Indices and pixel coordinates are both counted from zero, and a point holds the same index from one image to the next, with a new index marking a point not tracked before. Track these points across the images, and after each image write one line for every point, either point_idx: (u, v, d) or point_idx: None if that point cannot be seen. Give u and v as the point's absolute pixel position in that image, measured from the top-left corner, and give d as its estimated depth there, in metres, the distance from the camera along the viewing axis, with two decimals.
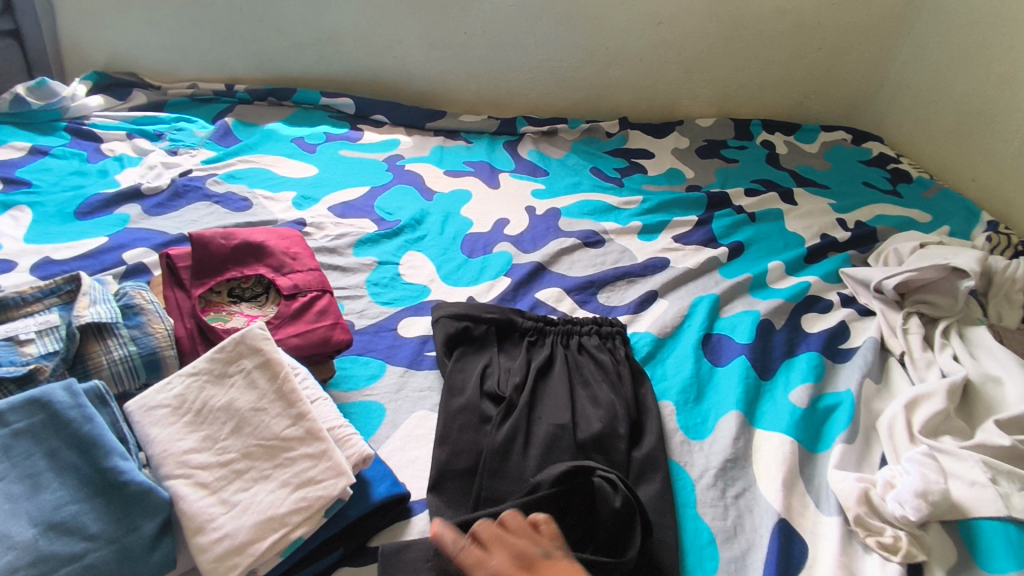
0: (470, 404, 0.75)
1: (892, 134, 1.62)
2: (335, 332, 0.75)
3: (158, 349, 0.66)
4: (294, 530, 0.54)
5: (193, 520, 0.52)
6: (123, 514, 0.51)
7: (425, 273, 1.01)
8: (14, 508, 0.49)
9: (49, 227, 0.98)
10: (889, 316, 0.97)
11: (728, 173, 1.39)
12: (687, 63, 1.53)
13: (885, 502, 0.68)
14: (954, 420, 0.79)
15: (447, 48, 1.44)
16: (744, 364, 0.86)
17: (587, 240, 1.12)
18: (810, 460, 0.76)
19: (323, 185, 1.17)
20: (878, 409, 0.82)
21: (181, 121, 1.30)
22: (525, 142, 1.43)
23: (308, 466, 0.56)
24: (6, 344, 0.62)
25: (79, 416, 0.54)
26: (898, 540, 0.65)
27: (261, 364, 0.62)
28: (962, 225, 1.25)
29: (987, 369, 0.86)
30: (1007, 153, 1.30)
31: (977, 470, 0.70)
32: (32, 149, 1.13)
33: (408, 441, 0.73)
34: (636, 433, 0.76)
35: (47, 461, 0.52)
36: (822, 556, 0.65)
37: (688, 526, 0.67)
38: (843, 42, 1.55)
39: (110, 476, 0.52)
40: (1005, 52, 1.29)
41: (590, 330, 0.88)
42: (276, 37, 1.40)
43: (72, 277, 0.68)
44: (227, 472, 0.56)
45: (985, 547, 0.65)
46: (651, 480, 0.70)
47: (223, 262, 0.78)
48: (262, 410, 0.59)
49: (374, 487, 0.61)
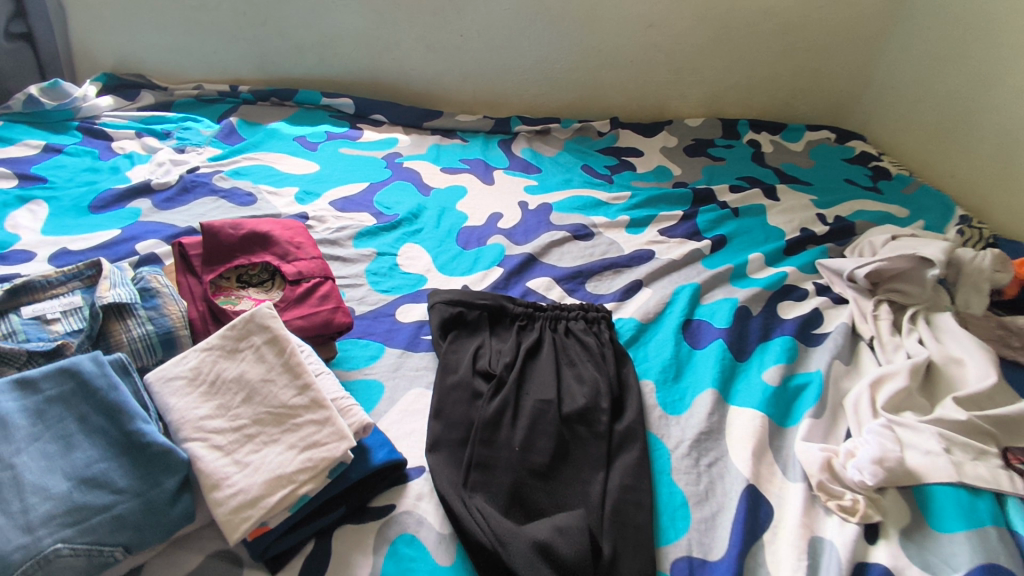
0: (463, 382, 0.81)
1: (875, 132, 1.67)
2: (337, 316, 0.81)
3: (174, 329, 0.71)
4: (301, 487, 0.59)
5: (210, 477, 0.58)
6: (147, 472, 0.57)
7: (422, 263, 1.06)
8: (50, 464, 0.55)
9: (65, 220, 1.03)
10: (861, 303, 1.02)
11: (714, 170, 1.44)
12: (676, 64, 1.58)
13: (846, 469, 0.74)
14: (916, 397, 0.84)
15: (444, 50, 1.49)
16: (721, 347, 0.91)
17: (577, 233, 1.17)
18: (780, 433, 0.81)
19: (324, 181, 1.23)
20: (845, 388, 0.88)
21: (187, 120, 1.35)
22: (519, 141, 1.49)
23: (314, 430, 0.62)
24: (35, 322, 0.67)
25: (105, 384, 0.59)
26: (856, 504, 0.71)
27: (269, 340, 0.67)
28: (938, 220, 1.28)
29: (949, 351, 0.92)
30: (978, 147, 1.34)
31: (932, 440, 0.76)
32: (46, 147, 1.19)
33: (405, 416, 0.78)
34: (618, 408, 0.82)
35: (77, 424, 0.58)
36: (786, 517, 0.71)
37: (663, 490, 0.73)
38: (827, 43, 1.61)
39: (134, 438, 0.57)
40: (976, 50, 1.34)
41: (577, 315, 0.94)
42: (278, 40, 1.45)
43: (93, 263, 0.73)
44: (240, 436, 0.61)
45: (937, 509, 0.71)
46: (630, 449, 0.76)
47: (232, 250, 0.84)
48: (271, 381, 0.65)
49: (374, 452, 0.67)
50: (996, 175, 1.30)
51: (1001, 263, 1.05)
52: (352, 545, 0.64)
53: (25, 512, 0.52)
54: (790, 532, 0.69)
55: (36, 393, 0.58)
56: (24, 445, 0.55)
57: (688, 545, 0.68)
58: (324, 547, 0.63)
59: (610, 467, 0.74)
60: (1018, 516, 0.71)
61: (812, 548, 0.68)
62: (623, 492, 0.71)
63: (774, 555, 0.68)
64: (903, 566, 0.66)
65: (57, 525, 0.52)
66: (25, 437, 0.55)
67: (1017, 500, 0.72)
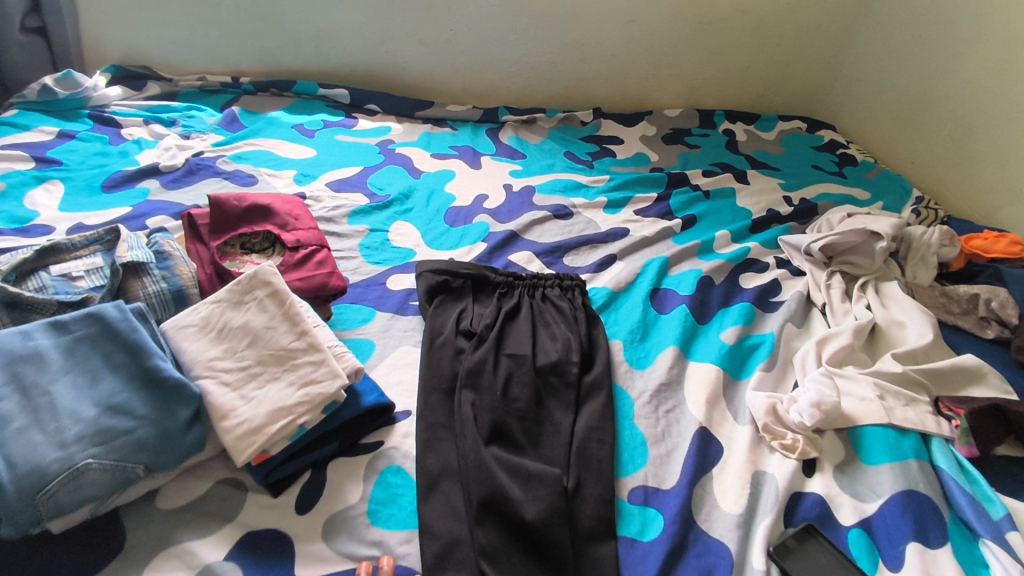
0: (447, 339, 0.88)
1: (844, 122, 1.77)
2: (332, 279, 0.90)
3: (185, 287, 0.79)
4: (299, 417, 0.68)
5: (219, 409, 0.66)
6: (164, 402, 0.65)
7: (412, 238, 1.14)
8: (80, 393, 0.63)
9: (80, 198, 1.11)
10: (816, 274, 1.11)
11: (689, 157, 1.53)
12: (655, 58, 1.67)
13: (789, 413, 0.82)
14: (858, 353, 0.93)
15: (434, 44, 1.57)
16: (684, 311, 1.00)
17: (557, 212, 1.26)
18: (733, 385, 0.90)
19: (321, 165, 1.31)
20: (796, 346, 0.97)
21: (192, 109, 1.43)
22: (506, 129, 1.57)
23: (311, 370, 0.70)
24: (62, 279, 0.75)
25: (126, 327, 0.67)
26: (796, 442, 0.80)
27: (271, 294, 0.75)
28: (896, 201, 1.38)
29: (894, 316, 1.00)
30: (936, 135, 1.44)
31: (867, 389, 0.85)
32: (60, 133, 1.27)
33: (393, 368, 0.86)
34: (588, 362, 0.90)
35: (103, 361, 0.66)
36: (733, 455, 0.80)
37: (624, 431, 0.82)
38: (798, 39, 1.69)
39: (152, 373, 0.65)
40: (933, 45, 1.43)
41: (553, 283, 1.02)
42: (278, 34, 1.53)
43: (112, 229, 0.81)
44: (245, 374, 0.70)
45: (867, 447, 0.81)
46: (597, 397, 0.84)
47: (236, 220, 0.92)
48: (272, 328, 0.73)
49: (365, 396, 0.75)
50: (950, 162, 1.40)
51: (948, 239, 1.14)
52: (345, 474, 0.72)
53: (60, 431, 0.59)
54: (735, 466, 0.78)
55: (67, 333, 0.66)
56: (57, 377, 0.63)
57: (644, 476, 0.77)
58: (320, 476, 0.72)
59: (578, 412, 0.82)
60: (941, 455, 0.80)
61: (754, 480, 0.77)
62: (589, 432, 0.79)
63: (721, 486, 0.77)
64: (835, 494, 0.76)
65: (87, 444, 0.59)
66: (59, 370, 0.64)
67: (940, 440, 0.81)
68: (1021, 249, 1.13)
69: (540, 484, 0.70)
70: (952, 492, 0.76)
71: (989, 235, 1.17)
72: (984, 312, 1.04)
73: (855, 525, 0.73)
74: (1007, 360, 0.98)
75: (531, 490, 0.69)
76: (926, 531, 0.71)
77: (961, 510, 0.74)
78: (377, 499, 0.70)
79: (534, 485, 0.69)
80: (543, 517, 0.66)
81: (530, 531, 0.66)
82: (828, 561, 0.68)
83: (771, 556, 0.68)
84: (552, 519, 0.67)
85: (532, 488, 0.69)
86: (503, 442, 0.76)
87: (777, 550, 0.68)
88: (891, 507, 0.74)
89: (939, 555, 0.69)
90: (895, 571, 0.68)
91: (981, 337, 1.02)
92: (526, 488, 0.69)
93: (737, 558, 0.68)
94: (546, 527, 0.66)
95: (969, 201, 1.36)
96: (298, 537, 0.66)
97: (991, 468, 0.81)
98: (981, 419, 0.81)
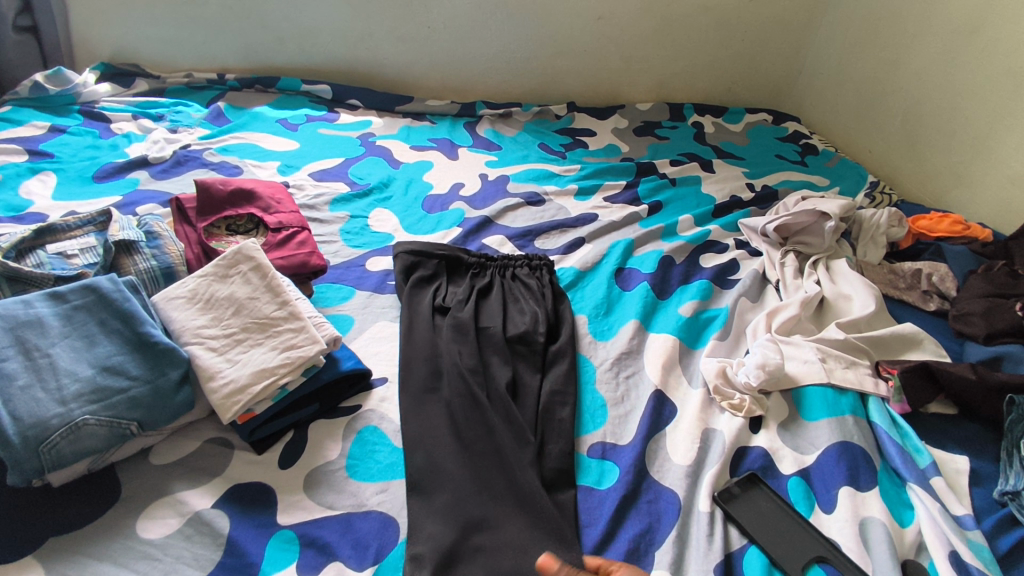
0: (423, 313, 0.94)
1: (809, 115, 1.86)
2: (312, 258, 0.95)
3: (174, 265, 0.85)
4: (281, 378, 0.73)
5: (206, 371, 0.72)
6: (155, 364, 0.70)
7: (390, 224, 1.20)
8: (78, 355, 0.68)
9: (72, 188, 1.16)
10: (772, 254, 1.18)
11: (659, 148, 1.60)
12: (627, 53, 1.74)
13: (737, 375, 0.89)
14: (805, 323, 1.00)
15: (413, 41, 1.64)
16: (645, 288, 1.07)
17: (530, 200, 1.32)
18: (689, 353, 0.97)
19: (304, 156, 1.37)
20: (749, 319, 1.04)
21: (179, 105, 1.48)
22: (483, 122, 1.64)
23: (292, 335, 0.76)
24: (58, 256, 0.81)
25: (120, 297, 0.73)
26: (743, 402, 0.86)
27: (254, 268, 0.82)
28: (852, 187, 1.46)
29: (841, 289, 1.07)
30: (892, 126, 1.53)
31: (810, 351, 0.92)
32: (51, 128, 1.31)
33: (373, 340, 0.92)
34: (554, 334, 0.96)
35: (98, 327, 0.71)
36: (686, 414, 0.86)
37: (586, 394, 0.88)
38: (763, 34, 1.77)
39: (144, 338, 0.71)
40: (887, 41, 1.53)
41: (522, 263, 1.08)
42: (261, 32, 1.59)
43: (104, 211, 0.87)
44: (231, 340, 0.76)
45: (809, 405, 0.87)
46: (561, 363, 0.90)
47: (222, 204, 0.98)
48: (256, 298, 0.79)
49: (343, 361, 0.81)
50: (905, 148, 1.49)
51: (896, 220, 1.22)
52: (325, 433, 0.77)
53: (60, 389, 0.65)
54: (687, 423, 0.84)
55: (65, 302, 0.72)
56: (57, 340, 0.69)
57: (603, 433, 0.83)
58: (302, 435, 0.77)
59: (543, 377, 0.88)
60: (876, 412, 0.86)
61: (704, 436, 0.83)
62: (552, 395, 0.85)
63: (672, 441, 0.83)
64: (777, 447, 0.82)
65: (85, 401, 0.65)
66: (58, 334, 0.69)
67: (876, 398, 0.88)
68: (963, 228, 1.21)
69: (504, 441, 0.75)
70: (884, 444, 0.82)
71: (935, 216, 1.25)
72: (926, 286, 1.11)
73: (794, 474, 0.79)
74: (945, 329, 1.05)
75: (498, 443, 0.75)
76: (858, 476, 0.77)
77: (892, 460, 0.80)
78: (354, 455, 0.76)
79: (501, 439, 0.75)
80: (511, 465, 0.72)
81: (494, 479, 0.71)
82: (768, 506, 0.74)
83: (715, 500, 0.74)
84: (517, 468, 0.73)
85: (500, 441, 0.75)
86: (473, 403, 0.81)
87: (722, 495, 0.74)
88: (827, 457, 0.80)
89: (869, 497, 0.75)
90: (828, 512, 0.74)
91: (923, 309, 1.10)
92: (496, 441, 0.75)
93: (684, 502, 0.74)
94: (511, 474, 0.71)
95: (923, 185, 1.45)
96: (281, 488, 0.71)
97: (922, 423, 0.88)
98: (912, 377, 0.88)
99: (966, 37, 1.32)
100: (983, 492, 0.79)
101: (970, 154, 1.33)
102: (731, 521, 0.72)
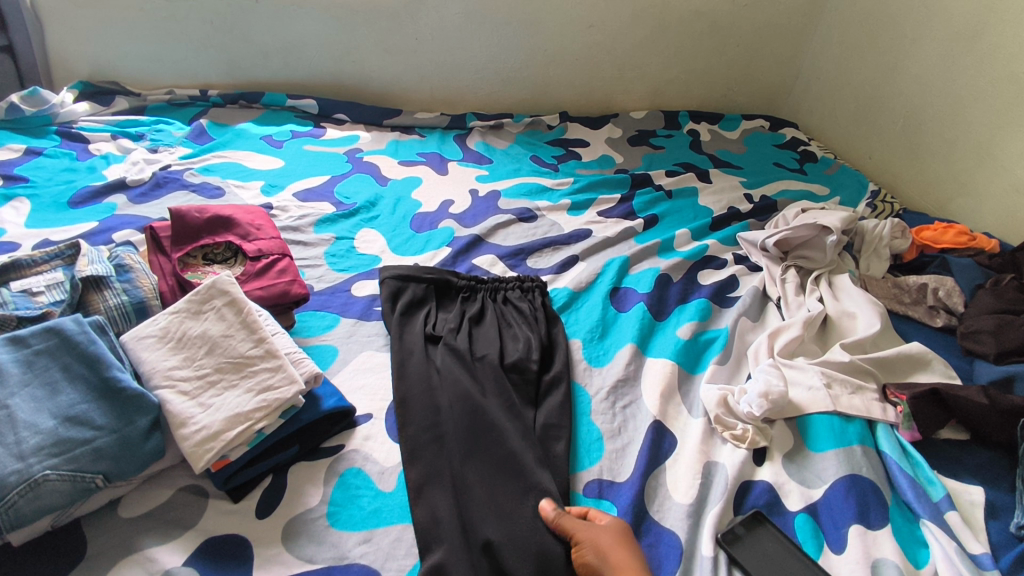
0: (413, 343, 0.90)
1: (807, 120, 1.82)
2: (294, 287, 0.92)
3: (146, 299, 0.81)
4: (256, 423, 0.69)
5: (177, 417, 0.68)
6: (122, 412, 0.66)
7: (377, 245, 1.17)
8: (39, 405, 0.64)
9: (47, 215, 1.11)
10: (772, 269, 1.14)
11: (654, 158, 1.56)
12: (619, 61, 1.70)
13: (738, 404, 0.85)
14: (809, 344, 0.97)
15: (401, 53, 1.60)
16: (642, 309, 1.03)
17: (522, 216, 1.28)
18: (688, 379, 0.93)
19: (289, 175, 1.33)
20: (750, 340, 1.00)
21: (160, 123, 1.44)
22: (473, 135, 1.60)
23: (268, 376, 0.72)
24: (22, 294, 0.77)
25: (84, 339, 0.69)
26: (746, 432, 0.82)
27: (228, 303, 0.78)
28: (852, 196, 1.43)
29: (845, 307, 1.03)
30: (892, 132, 1.50)
31: (815, 376, 0.88)
32: (27, 150, 1.27)
33: (357, 373, 0.88)
34: (548, 361, 0.92)
35: (61, 373, 0.67)
36: (686, 447, 0.82)
37: (582, 427, 0.84)
38: (757, 38, 1.73)
39: (110, 383, 0.67)
40: (885, 44, 1.49)
41: (513, 285, 1.04)
42: (244, 47, 1.55)
43: (73, 244, 0.83)
44: (203, 382, 0.72)
45: (814, 434, 0.83)
46: (555, 394, 0.86)
47: (198, 231, 0.94)
48: (230, 336, 0.76)
49: (325, 400, 0.77)
50: (905, 155, 1.46)
51: (899, 231, 1.18)
52: (306, 478, 0.73)
53: (18, 444, 0.60)
54: (688, 458, 0.80)
55: (26, 348, 0.68)
56: (16, 390, 0.65)
57: (599, 470, 0.79)
58: (280, 480, 0.73)
59: (537, 410, 0.84)
60: (885, 439, 0.82)
61: (706, 470, 0.79)
62: (547, 428, 0.81)
63: (673, 478, 0.79)
64: (783, 482, 0.78)
65: (45, 455, 0.61)
66: (17, 382, 0.65)
67: (885, 425, 0.84)
68: (969, 239, 1.18)
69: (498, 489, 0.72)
70: (894, 475, 0.78)
71: (939, 227, 1.21)
72: (932, 301, 1.07)
73: (801, 510, 0.75)
74: (953, 346, 1.01)
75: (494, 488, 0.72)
76: (868, 512, 0.73)
77: (903, 493, 0.76)
78: (337, 501, 0.72)
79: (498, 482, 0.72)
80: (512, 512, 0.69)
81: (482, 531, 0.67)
82: (774, 546, 0.70)
83: (719, 542, 0.70)
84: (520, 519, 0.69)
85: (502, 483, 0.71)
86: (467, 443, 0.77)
87: (725, 537, 0.70)
88: (835, 492, 0.76)
89: (880, 535, 0.71)
90: (837, 552, 0.70)
91: (930, 325, 1.06)
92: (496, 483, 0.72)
93: (686, 546, 0.70)
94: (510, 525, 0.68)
95: (925, 193, 1.41)
96: (257, 541, 0.67)
97: (933, 451, 0.84)
98: (922, 403, 0.84)
99: (966, 41, 1.29)
100: (999, 525, 0.75)
101: (972, 162, 1.29)
102: (736, 565, 0.68)
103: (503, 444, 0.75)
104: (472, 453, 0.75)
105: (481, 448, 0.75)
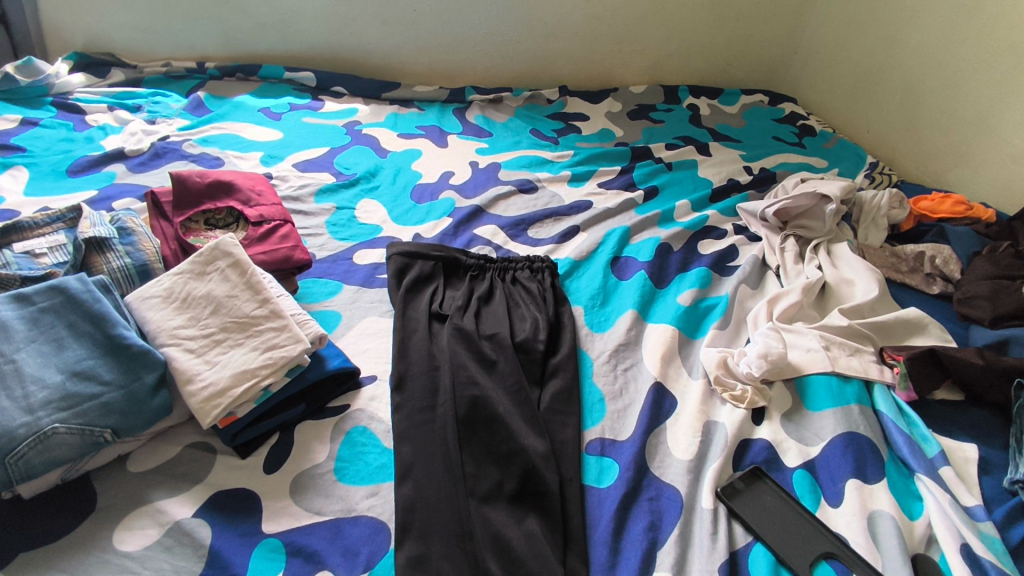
0: (418, 321, 0.89)
1: (806, 95, 1.82)
2: (296, 253, 0.92)
3: (149, 262, 0.81)
4: (263, 380, 0.70)
5: (183, 374, 0.69)
6: (129, 368, 0.67)
7: (378, 215, 1.17)
8: (46, 361, 0.65)
9: (45, 183, 1.11)
10: (771, 238, 1.15)
11: (653, 131, 1.56)
12: (618, 34, 1.69)
13: (738, 366, 0.86)
14: (807, 309, 0.98)
15: (399, 25, 1.58)
16: (643, 277, 1.04)
17: (522, 187, 1.28)
18: (688, 343, 0.94)
19: (288, 146, 1.32)
20: (749, 306, 1.01)
21: (157, 95, 1.43)
22: (473, 108, 1.59)
23: (273, 335, 0.73)
24: (25, 255, 0.77)
25: (89, 298, 0.69)
26: (745, 393, 0.83)
27: (232, 264, 0.78)
28: (851, 168, 1.43)
29: (843, 274, 1.04)
30: (891, 105, 1.50)
31: (813, 340, 0.89)
32: (23, 121, 1.26)
33: (361, 337, 0.88)
34: (556, 342, 0.91)
35: (67, 330, 0.68)
36: (687, 406, 0.84)
37: (585, 389, 0.85)
38: (758, 12, 1.73)
39: (116, 340, 0.67)
40: (887, 15, 1.48)
41: (523, 265, 1.03)
42: (241, 18, 1.53)
43: (74, 207, 0.83)
44: (209, 340, 0.72)
45: (812, 394, 0.85)
46: (560, 376, 0.84)
47: (199, 197, 0.94)
48: (234, 296, 0.76)
49: (330, 360, 0.77)
50: (904, 127, 1.46)
51: (897, 201, 1.18)
52: (312, 435, 0.74)
53: (26, 397, 0.61)
54: (688, 417, 0.81)
55: (31, 305, 0.68)
56: (23, 345, 0.65)
57: (602, 429, 0.80)
58: (287, 437, 0.74)
59: (541, 391, 0.83)
60: (883, 400, 0.83)
61: (706, 429, 0.80)
62: (552, 412, 0.80)
63: (673, 436, 0.80)
64: (781, 439, 0.79)
65: (54, 408, 0.61)
66: (23, 339, 0.65)
67: (882, 386, 0.85)
68: (965, 209, 1.19)
69: (508, 466, 0.71)
70: (891, 433, 0.79)
71: (937, 197, 1.22)
72: (930, 269, 1.08)
73: (799, 467, 0.76)
74: (950, 312, 1.02)
75: (495, 469, 0.71)
76: (865, 467, 0.74)
77: (900, 449, 0.77)
78: (342, 457, 0.72)
79: (501, 465, 0.71)
80: (514, 493, 0.69)
81: (483, 504, 0.67)
82: (773, 501, 0.71)
83: (719, 496, 0.71)
84: (521, 503, 0.68)
85: (498, 466, 0.71)
86: (473, 426, 0.75)
87: (725, 490, 0.71)
88: (833, 449, 0.77)
89: (876, 489, 0.72)
90: (835, 506, 0.71)
91: (927, 292, 1.07)
92: (498, 467, 0.71)
93: (687, 500, 0.71)
94: (514, 511, 0.67)
95: (922, 165, 1.42)
96: (265, 495, 0.68)
97: (928, 411, 0.85)
98: (918, 364, 0.85)
99: (967, 11, 1.28)
100: (993, 480, 0.76)
101: (971, 133, 1.29)
102: (735, 517, 0.70)
103: (505, 426, 0.74)
104: (474, 435, 0.74)
105: (482, 429, 0.74)
